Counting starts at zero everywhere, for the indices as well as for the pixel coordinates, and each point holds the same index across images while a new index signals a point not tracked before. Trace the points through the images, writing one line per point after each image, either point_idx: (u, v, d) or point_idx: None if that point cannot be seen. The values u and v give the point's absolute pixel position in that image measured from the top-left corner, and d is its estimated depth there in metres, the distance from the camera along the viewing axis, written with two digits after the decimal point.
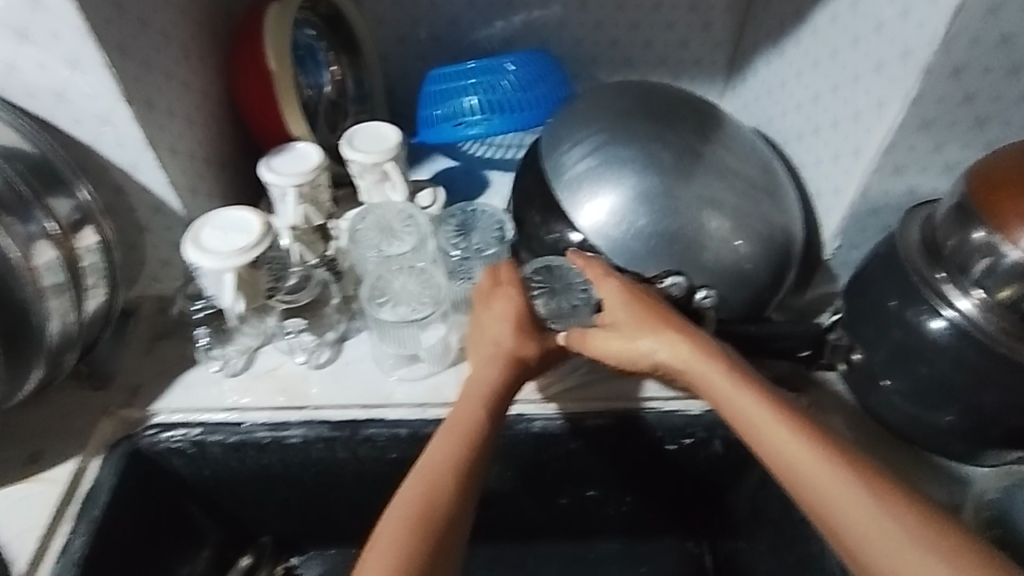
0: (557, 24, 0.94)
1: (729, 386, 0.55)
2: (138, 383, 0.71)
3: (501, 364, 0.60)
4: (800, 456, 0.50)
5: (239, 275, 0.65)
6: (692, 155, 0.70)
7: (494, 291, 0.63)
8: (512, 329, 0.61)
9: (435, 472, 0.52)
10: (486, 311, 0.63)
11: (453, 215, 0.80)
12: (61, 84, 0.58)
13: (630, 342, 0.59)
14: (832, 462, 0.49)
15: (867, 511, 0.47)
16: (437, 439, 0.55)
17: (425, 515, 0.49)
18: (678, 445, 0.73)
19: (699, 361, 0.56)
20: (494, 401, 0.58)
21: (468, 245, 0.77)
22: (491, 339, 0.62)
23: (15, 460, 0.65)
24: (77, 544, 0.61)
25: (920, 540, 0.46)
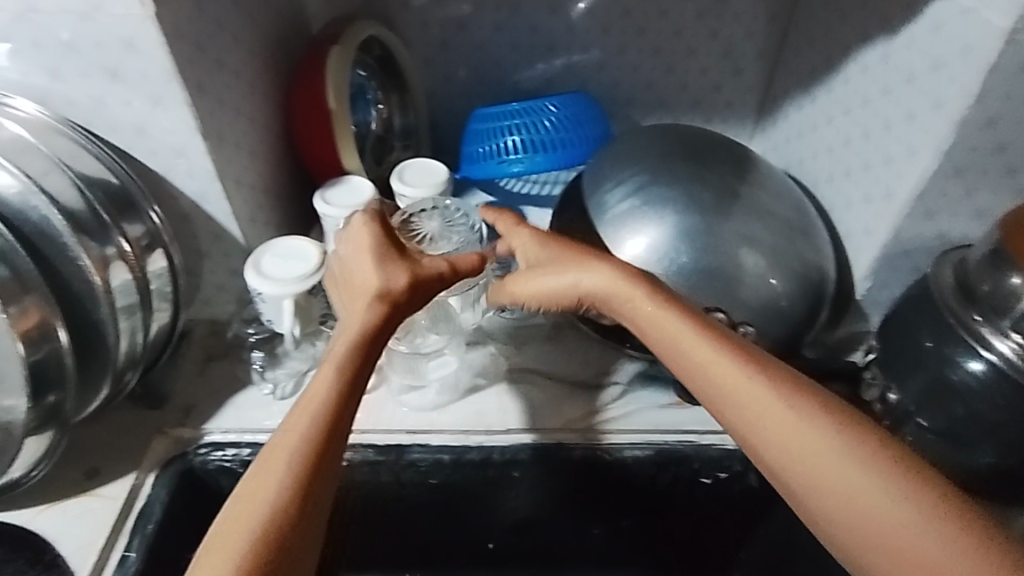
0: (593, 68, 0.98)
1: (644, 305, 0.55)
2: (191, 404, 0.74)
3: (370, 309, 0.55)
4: (715, 365, 0.50)
5: (296, 301, 0.68)
6: (729, 195, 0.73)
7: (357, 224, 0.61)
8: (373, 265, 0.58)
9: (294, 429, 0.46)
10: (350, 250, 0.60)
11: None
12: (143, 119, 0.62)
13: (558, 270, 0.61)
14: (746, 370, 0.49)
15: (778, 411, 0.47)
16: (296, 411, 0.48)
17: (287, 481, 0.44)
18: (714, 478, 0.74)
19: (624, 291, 0.57)
20: (360, 343, 0.52)
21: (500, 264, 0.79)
22: (358, 282, 0.58)
23: (73, 475, 0.67)
24: (132, 559, 0.63)
25: (829, 433, 0.46)
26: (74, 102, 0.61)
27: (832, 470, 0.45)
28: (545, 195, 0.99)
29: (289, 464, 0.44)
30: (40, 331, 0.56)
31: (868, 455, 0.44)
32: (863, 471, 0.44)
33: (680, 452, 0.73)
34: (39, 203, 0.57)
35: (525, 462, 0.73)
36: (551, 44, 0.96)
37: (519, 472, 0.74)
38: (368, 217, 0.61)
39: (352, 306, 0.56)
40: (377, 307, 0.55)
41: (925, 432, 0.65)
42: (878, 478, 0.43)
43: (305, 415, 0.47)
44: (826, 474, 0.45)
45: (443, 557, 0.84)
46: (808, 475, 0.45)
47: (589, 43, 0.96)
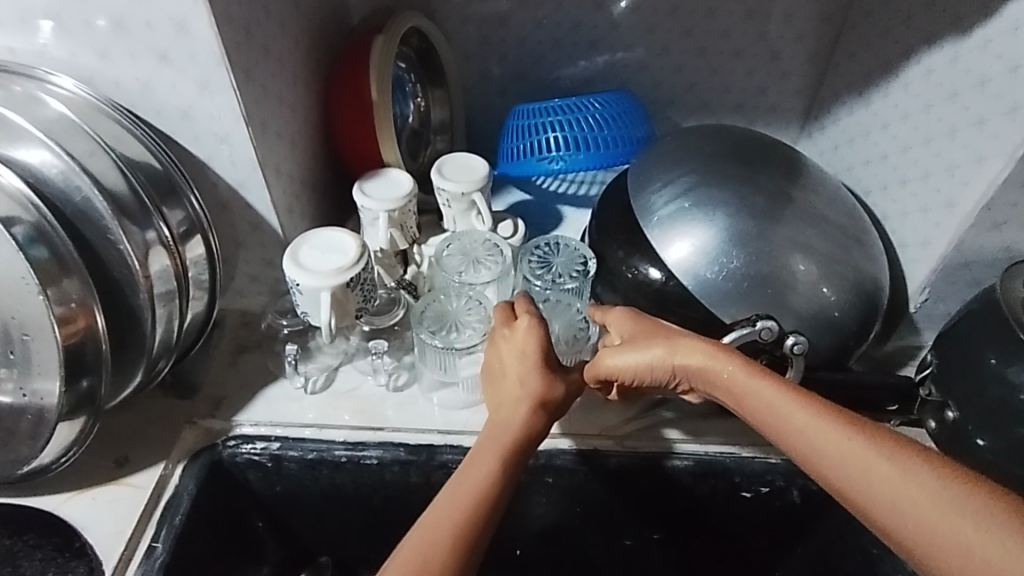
0: (636, 67, 0.96)
1: (726, 372, 0.54)
2: (222, 395, 0.72)
3: (527, 408, 0.56)
4: (811, 432, 0.49)
5: (335, 294, 0.66)
6: (783, 200, 0.70)
7: (514, 328, 0.61)
8: (530, 364, 0.58)
9: (464, 494, 0.50)
10: (507, 350, 0.60)
11: (537, 246, 0.79)
12: (189, 103, 0.61)
13: (641, 346, 0.59)
14: (845, 434, 0.48)
15: (879, 473, 0.46)
16: (450, 491, 0.50)
17: (457, 534, 0.48)
18: (755, 492, 0.72)
19: (702, 359, 0.55)
20: (512, 437, 0.55)
21: (549, 275, 0.76)
22: (510, 387, 0.58)
23: (103, 462, 0.66)
24: (160, 551, 0.62)
25: (936, 493, 0.44)
26: (120, 84, 0.61)
27: (943, 530, 0.43)
28: (582, 195, 0.96)
29: (453, 538, 0.47)
30: (77, 313, 0.55)
31: (978, 512, 0.43)
32: (971, 528, 0.42)
33: (723, 463, 0.71)
34: (82, 184, 0.56)
35: (559, 468, 0.71)
36: (594, 41, 0.94)
37: (553, 478, 0.72)
38: (529, 318, 0.61)
39: (505, 400, 0.58)
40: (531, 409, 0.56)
41: (984, 455, 0.62)
42: (987, 532, 0.42)
43: (469, 483, 0.51)
44: (937, 535, 0.43)
45: None
46: (920, 538, 0.44)
47: (634, 42, 0.94)
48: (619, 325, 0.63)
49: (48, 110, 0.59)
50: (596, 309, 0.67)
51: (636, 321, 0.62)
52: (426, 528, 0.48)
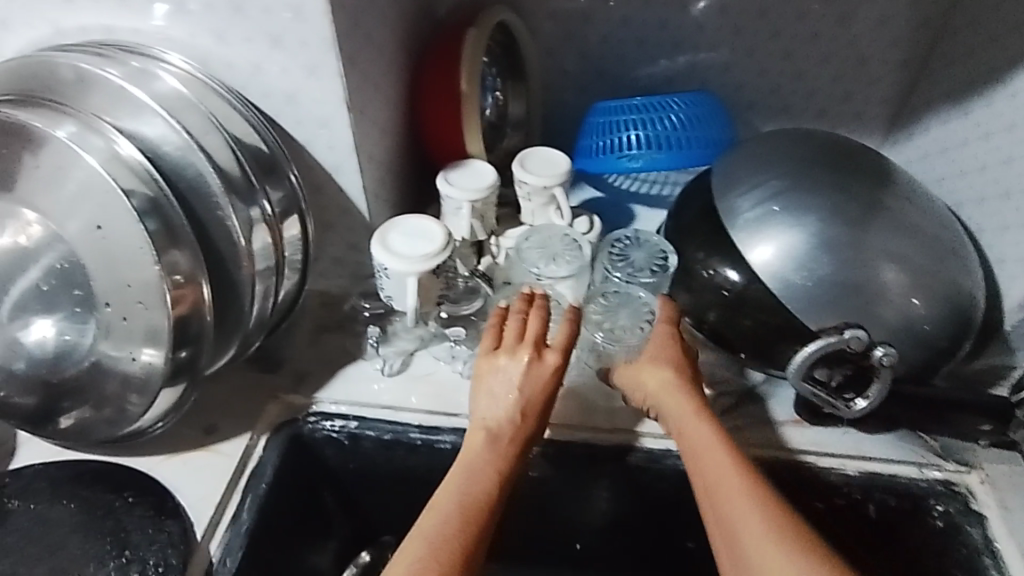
0: (718, 68, 0.95)
1: (689, 418, 0.64)
2: (303, 371, 0.75)
3: (514, 440, 0.61)
4: (709, 458, 0.60)
5: (421, 281, 0.68)
6: (876, 208, 0.69)
7: (517, 353, 0.64)
8: (536, 402, 0.63)
9: (472, 509, 0.55)
10: (523, 377, 0.63)
11: (617, 240, 0.80)
12: (295, 87, 0.64)
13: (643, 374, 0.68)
14: (754, 503, 0.56)
15: (733, 502, 0.56)
16: (442, 512, 0.55)
17: (467, 544, 0.53)
18: (829, 504, 0.70)
19: (676, 400, 0.65)
20: (509, 460, 0.60)
21: (629, 268, 0.77)
22: (502, 411, 0.62)
23: (191, 429, 0.69)
24: (246, 517, 0.64)
25: (769, 535, 0.53)
26: (235, 67, 0.64)
27: None
28: (658, 195, 0.95)
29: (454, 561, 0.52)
30: (186, 285, 0.58)
31: None
32: None
33: (799, 471, 0.69)
34: (198, 160, 0.60)
35: (630, 465, 0.72)
36: (677, 40, 0.94)
37: (624, 476, 0.73)
38: (555, 360, 0.64)
39: (496, 417, 0.62)
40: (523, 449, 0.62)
41: None
42: None
43: (468, 495, 0.57)
44: None
45: (527, 553, 0.82)
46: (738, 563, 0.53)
47: (718, 42, 0.93)
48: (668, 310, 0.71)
49: (164, 85, 0.62)
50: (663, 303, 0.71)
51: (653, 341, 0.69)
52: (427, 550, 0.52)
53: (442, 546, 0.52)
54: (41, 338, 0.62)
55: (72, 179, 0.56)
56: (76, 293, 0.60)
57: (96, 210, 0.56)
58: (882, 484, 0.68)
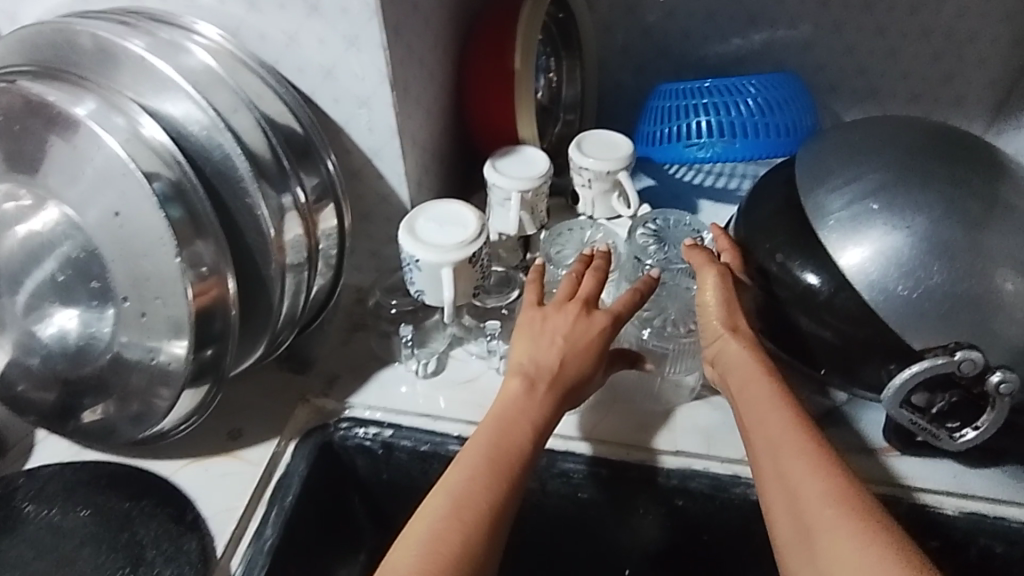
0: (798, 48, 0.86)
1: (747, 366, 0.57)
2: (336, 373, 0.69)
3: (551, 395, 0.56)
4: (761, 411, 0.54)
5: (457, 270, 0.61)
6: (1001, 207, 0.59)
7: (565, 306, 0.59)
8: (581, 352, 0.58)
9: (501, 458, 0.52)
10: (569, 329, 0.58)
11: (649, 221, 0.73)
12: (334, 61, 0.58)
13: (715, 302, 0.60)
14: (805, 458, 0.50)
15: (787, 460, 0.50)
16: (467, 462, 0.51)
17: (492, 496, 0.50)
18: (921, 544, 0.61)
19: (736, 345, 0.58)
20: (543, 410, 0.55)
21: (663, 252, 0.70)
22: (541, 361, 0.57)
23: (216, 433, 0.64)
24: (270, 532, 0.59)
25: (830, 495, 0.47)
26: (268, 38, 0.58)
27: None
28: (732, 190, 0.86)
29: (480, 513, 0.49)
30: (210, 278, 0.53)
31: None
32: None
33: (889, 508, 0.60)
34: (224, 141, 0.54)
35: (693, 492, 0.64)
36: (753, 16, 0.85)
37: (684, 502, 0.65)
38: (604, 320, 0.59)
39: (533, 367, 0.57)
40: (561, 400, 0.57)
41: None
42: None
43: (497, 447, 0.52)
44: None
45: None
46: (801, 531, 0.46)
47: (798, 18, 0.83)
48: (734, 262, 0.68)
49: (192, 58, 0.57)
50: (692, 251, 0.64)
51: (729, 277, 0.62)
52: (453, 500, 0.49)
53: (465, 505, 0.48)
54: (63, 329, 0.57)
55: (89, 160, 0.51)
56: (92, 285, 0.54)
57: (114, 196, 0.51)
58: (986, 527, 0.59)
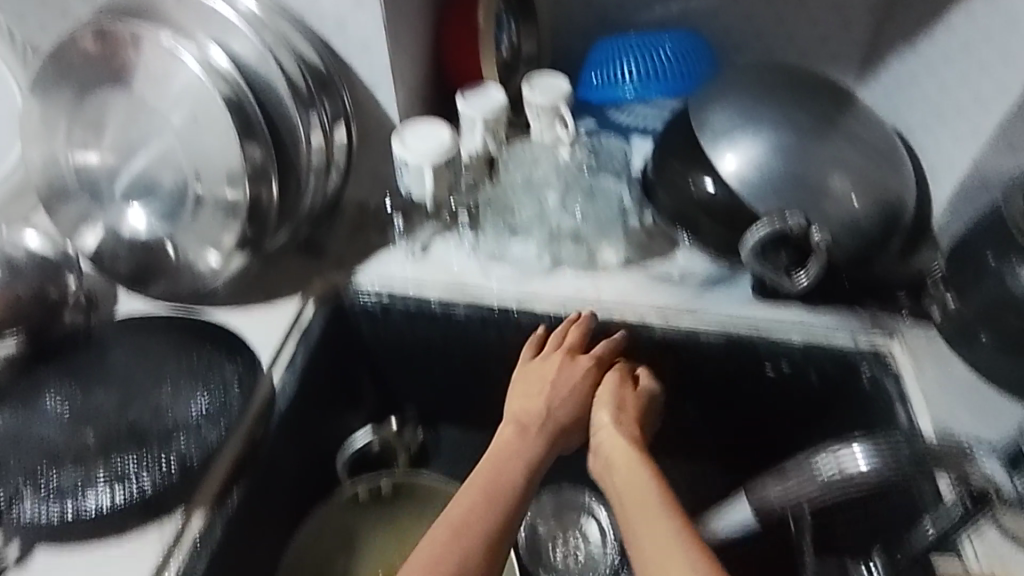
0: (709, 16, 1.08)
1: (624, 454, 0.70)
2: (344, 257, 0.90)
3: (540, 442, 0.73)
4: (635, 481, 0.66)
5: (436, 170, 0.83)
6: (827, 124, 0.82)
7: (552, 355, 0.80)
8: (558, 429, 0.75)
9: (498, 492, 0.66)
10: (559, 373, 0.78)
11: (588, 140, 0.93)
12: (342, 15, 0.79)
13: (603, 401, 0.78)
14: (664, 509, 0.61)
15: (648, 511, 0.61)
16: (473, 484, 0.67)
17: (494, 518, 0.63)
18: (778, 369, 0.83)
19: (619, 438, 0.73)
20: (533, 450, 0.72)
21: (596, 163, 0.92)
22: (530, 407, 0.76)
23: (255, 296, 0.85)
24: (300, 358, 0.79)
25: (672, 531, 0.58)
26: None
27: None
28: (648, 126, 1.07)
29: (484, 530, 0.62)
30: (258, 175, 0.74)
31: None
32: None
33: (756, 342, 0.82)
34: (272, 70, 0.76)
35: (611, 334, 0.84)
36: None
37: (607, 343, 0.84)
38: (587, 361, 0.80)
39: (530, 418, 0.75)
40: (557, 445, 0.75)
41: (984, 346, 0.72)
42: None
43: (498, 480, 0.68)
44: None
45: None
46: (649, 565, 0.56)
47: None
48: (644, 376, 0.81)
49: (245, 11, 0.78)
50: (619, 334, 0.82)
51: (623, 378, 0.80)
52: (455, 518, 0.63)
53: (469, 522, 0.62)
54: (135, 227, 0.79)
55: (177, 79, 0.72)
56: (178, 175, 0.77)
57: (193, 104, 0.73)
58: (825, 352, 0.80)
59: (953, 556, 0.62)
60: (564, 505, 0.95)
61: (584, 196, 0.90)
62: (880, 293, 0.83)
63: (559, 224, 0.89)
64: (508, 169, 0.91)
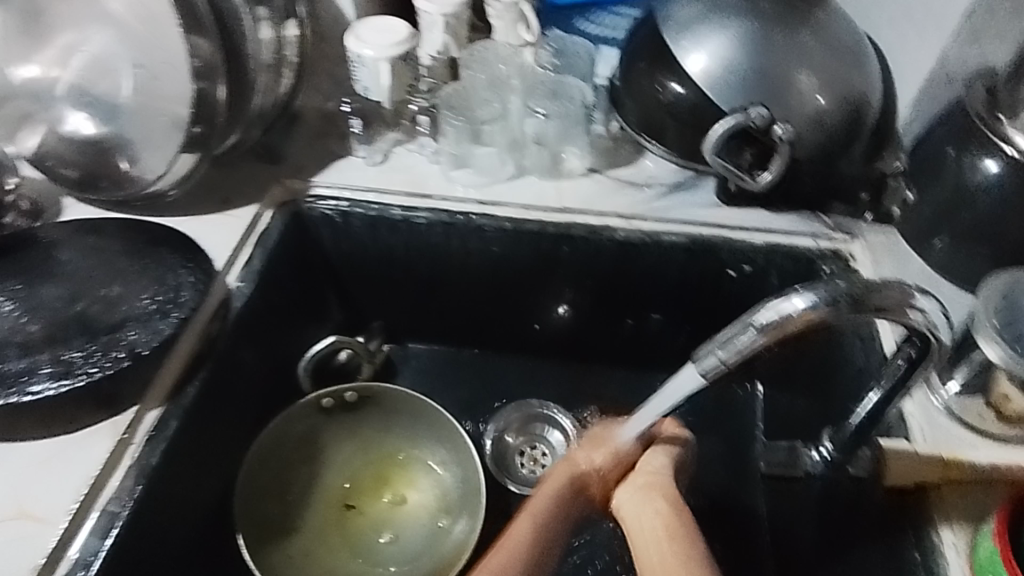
0: None
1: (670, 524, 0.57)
2: (301, 164, 0.87)
3: (569, 488, 0.63)
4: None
5: (393, 66, 0.80)
6: (795, 19, 0.79)
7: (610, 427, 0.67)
8: (588, 484, 0.63)
9: (520, 547, 0.59)
10: (607, 436, 0.65)
11: (553, 40, 0.91)
12: None
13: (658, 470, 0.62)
14: None
15: None
16: (496, 548, 0.58)
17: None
18: (739, 272, 0.83)
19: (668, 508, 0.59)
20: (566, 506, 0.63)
21: (561, 63, 0.89)
22: (574, 464, 0.64)
23: (209, 201, 0.83)
24: (258, 262, 0.78)
25: None
26: None
27: None
28: None
29: None
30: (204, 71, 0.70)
31: None
32: None
33: (718, 244, 0.81)
34: None
35: (575, 239, 0.83)
36: None
37: (569, 249, 0.84)
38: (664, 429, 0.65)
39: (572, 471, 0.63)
40: (580, 501, 0.64)
41: (935, 248, 0.75)
42: None
43: (516, 538, 0.59)
44: None
45: (494, 336, 0.96)
46: None
47: None
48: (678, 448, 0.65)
49: None
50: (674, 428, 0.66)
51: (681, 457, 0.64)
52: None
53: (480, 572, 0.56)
54: (76, 128, 0.77)
55: None
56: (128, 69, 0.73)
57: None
58: (785, 253, 0.81)
59: (900, 439, 0.64)
60: (529, 417, 0.94)
61: (547, 100, 0.87)
62: (842, 194, 0.83)
63: (522, 128, 0.87)
64: (470, 68, 0.87)
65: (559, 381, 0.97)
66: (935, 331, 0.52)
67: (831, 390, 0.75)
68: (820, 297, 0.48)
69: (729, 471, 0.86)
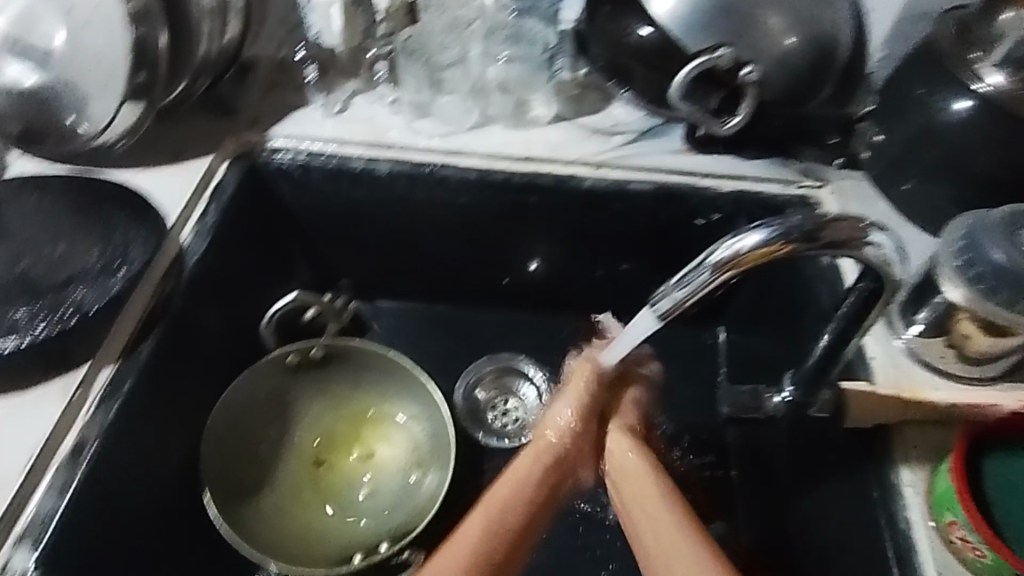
0: None
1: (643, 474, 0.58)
2: (256, 114, 0.84)
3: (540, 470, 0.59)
4: (655, 528, 0.54)
5: (344, 11, 0.81)
6: None
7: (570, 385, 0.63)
8: (560, 456, 0.60)
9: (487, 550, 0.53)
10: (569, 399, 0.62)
11: None
12: None
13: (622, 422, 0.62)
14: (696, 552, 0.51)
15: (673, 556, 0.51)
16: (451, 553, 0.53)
17: None
18: (708, 220, 0.82)
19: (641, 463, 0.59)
20: (534, 490, 0.58)
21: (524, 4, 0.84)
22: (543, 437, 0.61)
23: (160, 155, 0.79)
24: (211, 217, 0.76)
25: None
26: None
27: None
28: None
29: None
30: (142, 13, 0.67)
31: None
32: None
33: (685, 191, 0.80)
34: None
35: (542, 188, 0.81)
36: None
37: (536, 198, 0.82)
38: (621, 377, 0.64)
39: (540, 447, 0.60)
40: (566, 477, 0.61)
41: (904, 189, 0.74)
42: None
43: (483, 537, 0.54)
44: None
45: (463, 290, 0.95)
46: None
47: None
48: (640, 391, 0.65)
49: None
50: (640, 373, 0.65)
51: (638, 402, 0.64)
52: None
53: None
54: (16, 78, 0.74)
55: None
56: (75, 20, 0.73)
57: None
58: (753, 199, 0.80)
59: (862, 380, 0.65)
60: (501, 369, 0.93)
61: (510, 43, 0.84)
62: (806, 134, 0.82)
63: (484, 74, 0.84)
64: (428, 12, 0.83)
65: (531, 333, 0.96)
66: (890, 266, 0.52)
67: (796, 335, 0.76)
68: (777, 229, 0.48)
69: (703, 418, 0.88)
